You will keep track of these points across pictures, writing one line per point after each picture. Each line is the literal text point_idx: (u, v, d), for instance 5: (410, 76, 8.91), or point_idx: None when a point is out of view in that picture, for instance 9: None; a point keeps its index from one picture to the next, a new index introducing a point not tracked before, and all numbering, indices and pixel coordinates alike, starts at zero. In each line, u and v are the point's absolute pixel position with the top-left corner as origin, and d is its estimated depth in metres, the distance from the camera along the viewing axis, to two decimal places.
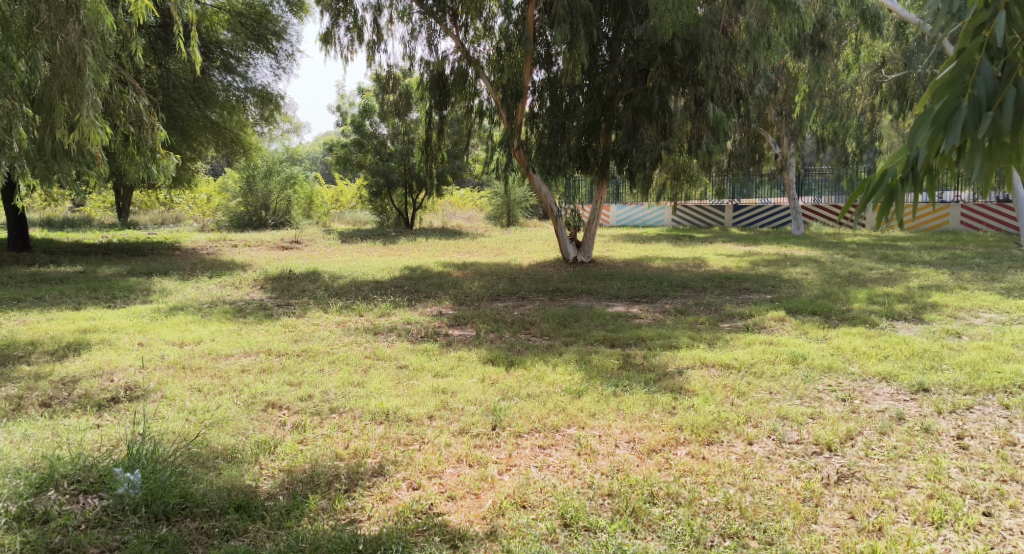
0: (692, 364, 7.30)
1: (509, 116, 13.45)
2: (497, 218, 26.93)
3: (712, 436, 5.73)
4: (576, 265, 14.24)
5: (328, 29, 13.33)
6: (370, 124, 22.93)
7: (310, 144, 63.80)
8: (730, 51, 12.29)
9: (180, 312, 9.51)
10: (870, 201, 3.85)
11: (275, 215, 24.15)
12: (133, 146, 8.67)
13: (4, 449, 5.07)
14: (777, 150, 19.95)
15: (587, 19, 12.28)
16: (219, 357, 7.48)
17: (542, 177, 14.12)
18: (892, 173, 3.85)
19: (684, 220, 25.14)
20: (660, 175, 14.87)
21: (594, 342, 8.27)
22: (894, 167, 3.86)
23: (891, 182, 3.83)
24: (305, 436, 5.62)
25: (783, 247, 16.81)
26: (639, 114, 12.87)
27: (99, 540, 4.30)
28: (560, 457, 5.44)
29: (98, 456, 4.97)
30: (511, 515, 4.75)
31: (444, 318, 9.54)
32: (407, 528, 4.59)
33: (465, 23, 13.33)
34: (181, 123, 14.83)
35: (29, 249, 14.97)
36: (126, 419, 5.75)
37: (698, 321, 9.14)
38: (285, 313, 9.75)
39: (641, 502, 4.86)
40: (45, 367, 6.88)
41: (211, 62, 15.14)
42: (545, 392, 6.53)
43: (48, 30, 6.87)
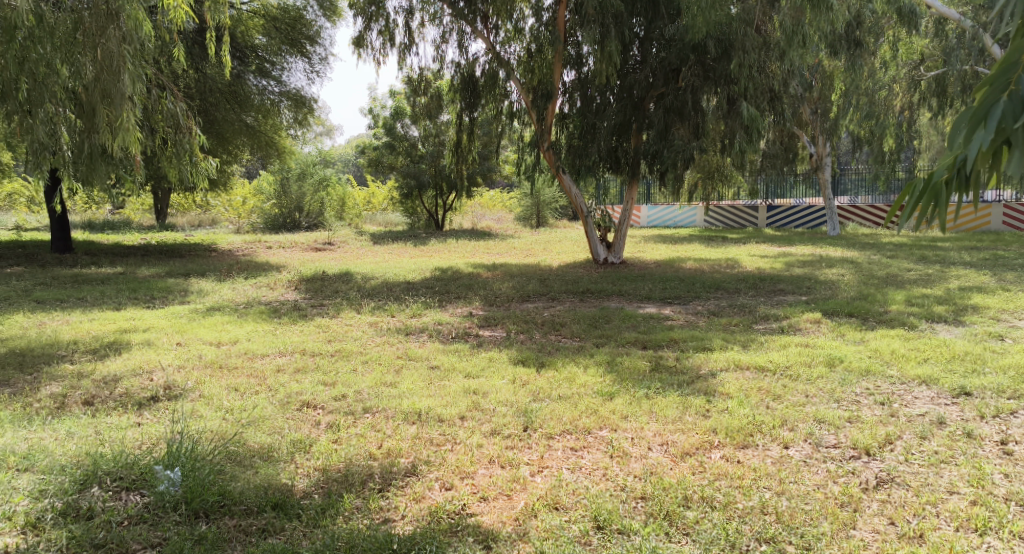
0: (726, 367, 7.23)
1: (539, 117, 13.42)
2: (526, 219, 27.01)
3: (747, 439, 5.67)
4: (607, 265, 14.19)
5: (360, 33, 13.44)
6: (401, 126, 23.13)
7: (343, 149, 64.70)
8: (764, 49, 12.31)
9: (217, 312, 9.65)
10: (917, 202, 3.73)
11: (308, 216, 24.41)
12: (171, 149, 8.76)
13: (50, 446, 5.17)
14: (811, 149, 19.79)
15: (618, 19, 12.25)
16: (255, 357, 7.56)
17: (572, 178, 14.00)
18: (939, 174, 3.74)
19: (717, 220, 24.94)
20: (693, 175, 14.75)
21: (625, 343, 8.24)
22: (942, 169, 3.75)
23: (938, 183, 3.72)
24: (339, 436, 5.65)
25: (818, 247, 16.65)
26: (671, 114, 12.72)
27: (141, 537, 4.36)
28: (592, 460, 5.42)
29: (139, 454, 5.05)
30: (544, 517, 4.74)
31: (476, 318, 9.59)
32: (441, 528, 4.60)
33: (496, 25, 13.36)
34: (217, 127, 15.11)
35: (71, 250, 15.31)
36: (165, 417, 5.84)
37: (732, 322, 9.06)
38: (319, 313, 9.86)
39: (675, 505, 4.82)
40: (87, 366, 7.02)
41: (246, 67, 15.33)
42: (576, 394, 6.51)
43: (91, 38, 7.07)
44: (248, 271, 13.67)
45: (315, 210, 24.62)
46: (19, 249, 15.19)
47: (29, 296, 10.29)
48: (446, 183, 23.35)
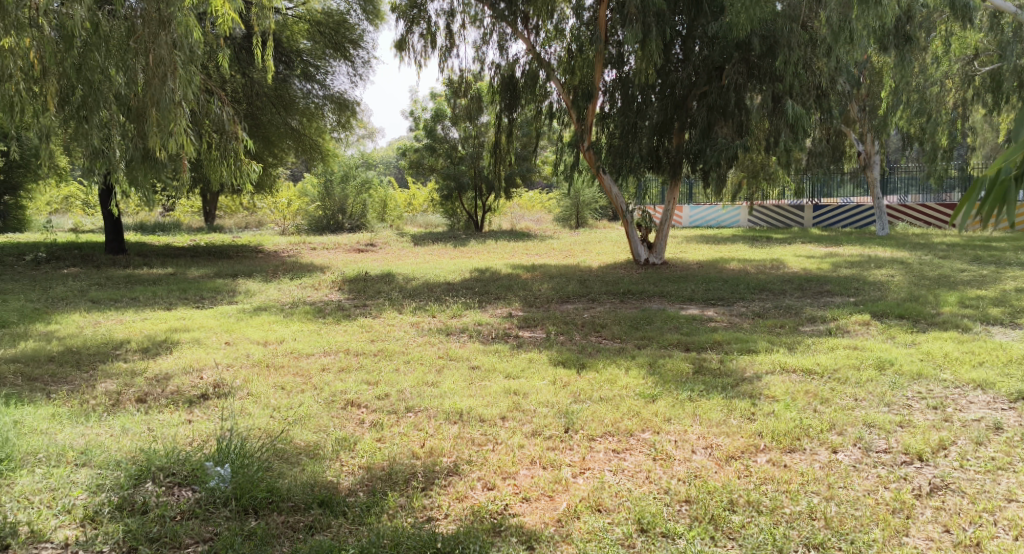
0: (772, 370, 7.11)
1: (579, 117, 13.37)
2: (566, 219, 26.95)
3: (794, 443, 5.58)
4: (648, 266, 14.08)
5: (402, 35, 13.54)
6: (442, 128, 23.25)
7: (384, 151, 65.40)
8: (810, 46, 12.11)
9: (264, 312, 9.79)
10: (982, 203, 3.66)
11: (351, 218, 24.68)
12: (217, 154, 8.91)
13: (106, 442, 5.29)
14: (860, 147, 19.67)
15: (661, 17, 12.15)
16: (301, 356, 7.64)
17: (612, 178, 13.93)
18: (1006, 171, 3.65)
19: (761, 220, 24.62)
20: (737, 175, 14.57)
21: (668, 345, 8.16)
22: (1008, 165, 3.66)
23: (1004, 181, 3.64)
24: (382, 434, 5.69)
25: (867, 248, 16.35)
26: (714, 112, 12.58)
27: (194, 531, 4.43)
28: (635, 462, 5.38)
29: (191, 451, 5.15)
30: (586, 519, 4.71)
31: (515, 319, 9.59)
32: (484, 528, 4.60)
33: (536, 26, 13.35)
34: (263, 130, 15.31)
35: (125, 252, 15.66)
36: (215, 414, 5.94)
37: (778, 324, 8.92)
38: (362, 313, 9.96)
39: (720, 509, 4.76)
40: (140, 364, 7.18)
41: (291, 71, 15.61)
42: (617, 396, 6.47)
43: (143, 44, 7.24)
44: (294, 272, 13.84)
45: (357, 212, 24.87)
46: (75, 251, 15.58)
47: (85, 296, 10.56)
48: (486, 184, 23.38)
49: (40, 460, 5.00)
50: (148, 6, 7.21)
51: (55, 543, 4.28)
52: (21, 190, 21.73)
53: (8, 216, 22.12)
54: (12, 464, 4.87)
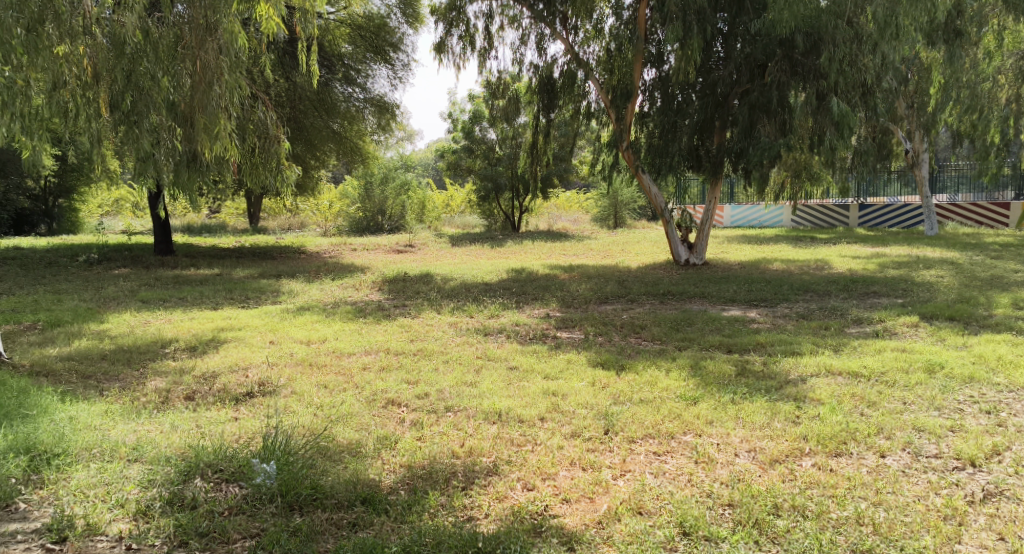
0: (817, 372, 6.99)
1: (619, 117, 13.29)
2: (604, 219, 26.83)
3: (840, 447, 5.47)
4: (688, 267, 13.92)
5: (442, 38, 13.59)
6: (480, 130, 23.30)
7: (422, 153, 66.09)
8: (856, 42, 11.87)
9: (307, 312, 9.89)
10: None
11: (391, 219, 24.83)
12: (260, 158, 9.05)
13: (156, 438, 5.39)
14: (907, 145, 19.07)
15: (702, 15, 12.02)
16: (342, 355, 7.72)
17: (651, 177, 13.80)
18: None
19: (805, 220, 24.25)
20: (779, 174, 14.36)
21: (709, 347, 8.05)
22: None
23: None
24: (423, 433, 5.71)
25: (914, 248, 15.99)
26: (757, 111, 12.42)
27: (241, 527, 4.49)
28: (676, 465, 5.32)
29: (238, 448, 5.23)
30: (627, 521, 4.67)
31: (553, 320, 9.54)
32: (524, 528, 4.59)
33: (575, 26, 13.31)
34: (306, 133, 15.51)
35: (172, 253, 15.96)
36: (260, 412, 6.02)
37: (823, 326, 8.75)
38: (401, 313, 10.01)
39: (765, 513, 4.69)
40: (188, 362, 7.31)
41: (333, 75, 15.77)
42: (658, 398, 6.41)
43: (190, 50, 7.39)
44: (336, 272, 13.95)
45: (396, 213, 25.03)
46: (125, 252, 15.96)
47: (135, 296, 10.78)
48: (523, 185, 23.37)
49: (94, 455, 5.10)
50: (195, 13, 7.34)
51: (109, 536, 4.37)
52: (74, 193, 22.30)
53: (61, 217, 22.72)
54: (68, 459, 4.99)
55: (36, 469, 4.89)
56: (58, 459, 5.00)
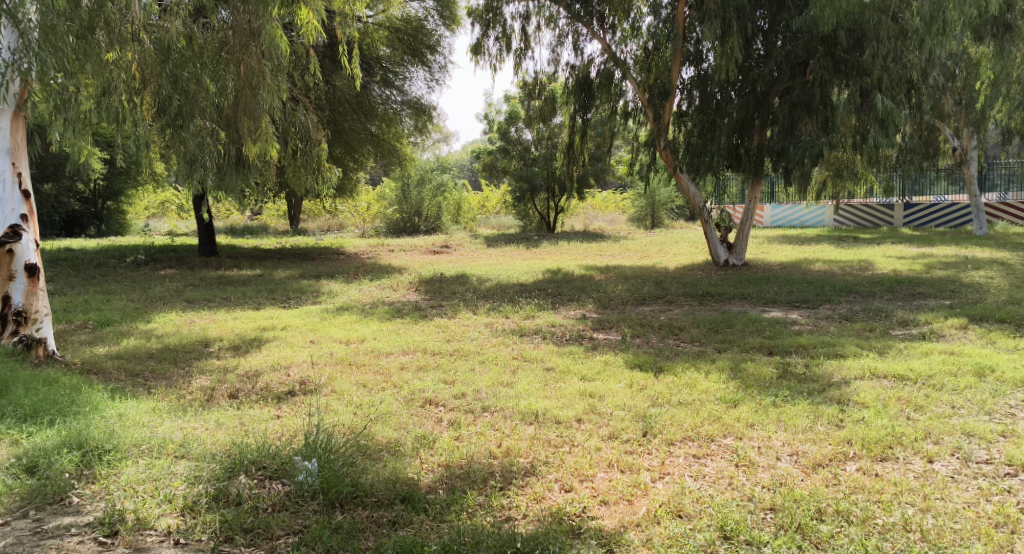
0: (861, 375, 6.84)
1: (656, 116, 13.18)
2: (641, 219, 26.67)
3: (886, 452, 5.36)
4: (727, 267, 13.73)
5: (478, 40, 13.62)
6: (515, 131, 23.32)
7: (459, 155, 66.49)
8: (901, 38, 11.59)
9: (346, 312, 9.97)
10: None
11: (427, 220, 24.96)
12: (302, 160, 9.16)
13: (202, 436, 5.47)
14: (955, 143, 18.82)
15: (741, 13, 11.88)
16: (381, 355, 7.77)
17: (690, 177, 13.67)
18: None
19: (847, 220, 23.82)
20: (821, 174, 14.13)
21: (749, 349, 7.93)
22: None
23: None
24: (460, 433, 5.72)
25: (962, 248, 15.64)
26: (798, 109, 12.24)
27: (284, 523, 4.53)
28: (716, 468, 5.25)
29: (280, 445, 5.29)
30: (667, 524, 4.62)
31: (589, 321, 9.48)
32: (563, 529, 4.56)
33: (612, 25, 13.24)
34: (345, 136, 15.67)
35: (216, 254, 16.21)
36: (302, 411, 6.07)
37: (867, 328, 8.58)
38: (438, 314, 10.06)
39: (808, 518, 4.61)
40: (231, 361, 7.42)
41: (371, 78, 15.93)
42: (697, 400, 6.33)
43: (235, 55, 7.53)
44: (374, 273, 14.01)
45: (433, 214, 25.16)
46: (171, 252, 16.37)
47: (180, 296, 10.97)
48: (558, 186, 23.33)
49: (143, 451, 5.19)
50: (238, 19, 7.47)
51: (158, 530, 4.43)
52: (121, 195, 22.82)
53: (110, 220, 23.25)
54: (118, 455, 5.08)
55: (88, 464, 4.99)
56: (108, 454, 5.09)
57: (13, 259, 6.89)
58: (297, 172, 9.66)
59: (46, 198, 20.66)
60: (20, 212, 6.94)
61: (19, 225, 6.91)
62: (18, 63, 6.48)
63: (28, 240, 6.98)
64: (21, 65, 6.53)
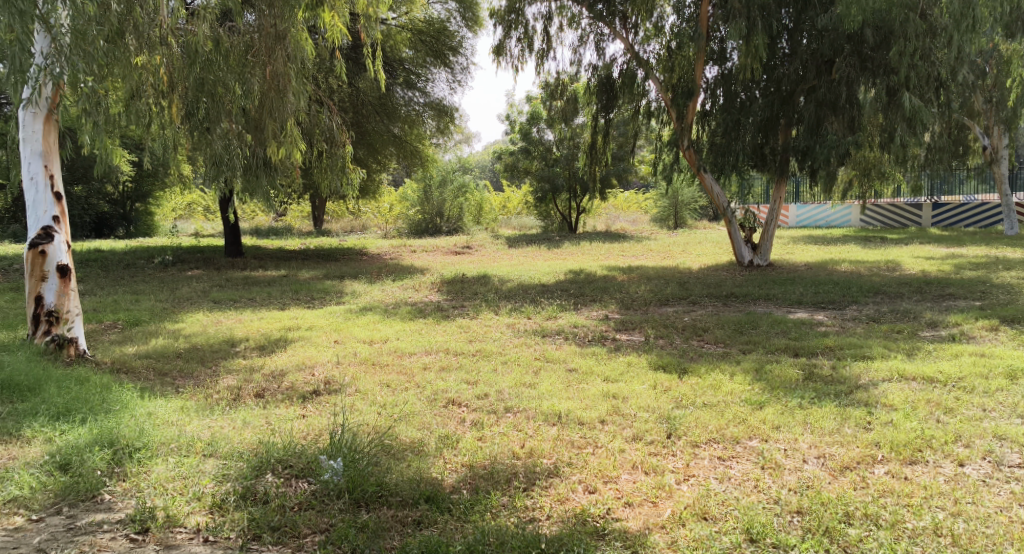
0: (889, 377, 6.76)
1: (679, 116, 13.10)
2: (663, 220, 26.56)
3: (915, 455, 5.29)
4: (752, 268, 13.62)
5: (500, 40, 13.63)
6: (537, 131, 23.31)
7: (480, 157, 66.59)
8: (930, 35, 11.42)
9: (370, 312, 10.03)
10: None
11: (449, 221, 25.03)
12: (326, 162, 9.23)
13: (229, 434, 5.53)
14: (986, 141, 18.57)
15: (766, 11, 11.80)
16: (404, 355, 7.79)
17: (713, 177, 13.59)
18: None
19: (874, 220, 23.53)
20: (847, 173, 13.98)
21: (775, 350, 7.87)
22: None
23: None
24: (483, 433, 5.72)
25: (992, 247, 15.41)
26: (823, 108, 12.13)
27: (311, 522, 4.55)
28: (742, 470, 5.21)
29: (306, 444, 5.33)
30: (692, 527, 4.59)
31: (612, 322, 9.46)
32: (587, 531, 4.54)
33: (635, 25, 13.20)
34: (368, 138, 15.78)
35: (241, 255, 16.36)
36: (327, 410, 6.11)
37: (895, 329, 8.49)
38: (460, 314, 10.08)
39: (836, 521, 4.56)
40: (257, 360, 7.48)
41: (394, 79, 16.02)
42: (722, 401, 6.29)
43: (261, 58, 7.64)
44: (396, 274, 14.08)
45: (454, 215, 25.22)
46: (198, 253, 16.62)
47: (206, 297, 11.09)
48: (580, 187, 23.29)
49: (172, 450, 5.25)
50: (264, 22, 7.56)
51: (188, 528, 4.47)
52: (149, 197, 23.10)
53: (138, 221, 23.56)
54: (148, 453, 5.14)
55: (119, 462, 5.05)
56: (139, 452, 5.15)
57: (45, 260, 7.00)
58: (323, 173, 9.71)
59: (76, 200, 20.98)
60: (53, 213, 7.07)
61: (53, 225, 7.05)
62: (50, 68, 6.49)
63: (60, 241, 7.08)
64: (53, 68, 6.47)
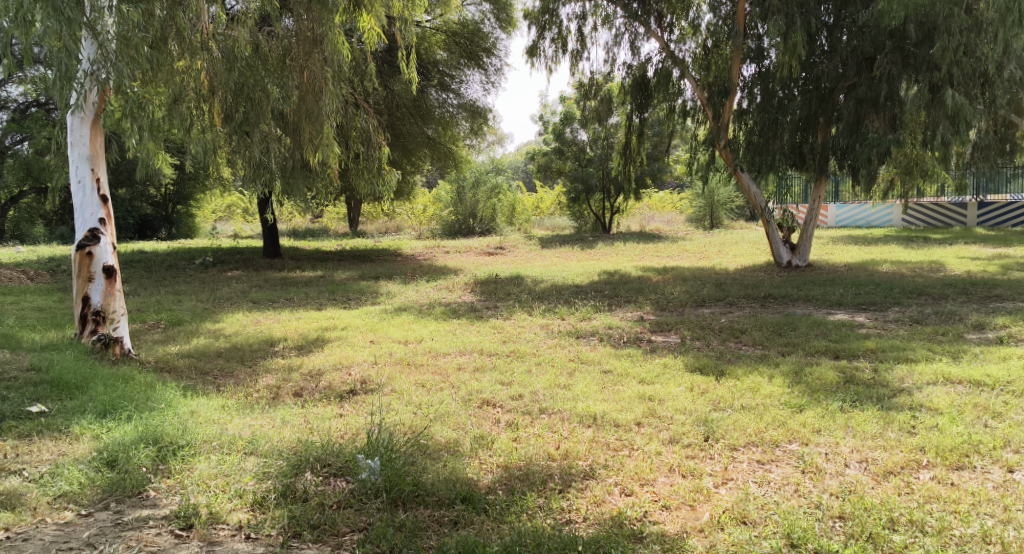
0: (934, 381, 6.62)
1: (716, 115, 12.98)
2: (699, 220, 26.35)
3: (962, 460, 5.17)
4: (790, 268, 13.44)
5: (534, 41, 13.62)
6: (571, 131, 23.24)
7: (513, 157, 66.53)
8: (975, 30, 11.14)
9: (405, 312, 10.09)
10: None
11: (482, 222, 25.08)
12: (362, 164, 9.27)
13: (269, 433, 5.59)
14: None
15: (805, 8, 11.63)
16: (438, 355, 7.81)
17: (751, 177, 13.44)
18: None
19: (916, 219, 23.10)
20: (889, 172, 13.72)
21: (814, 352, 7.75)
22: None
23: None
24: (518, 435, 5.71)
25: None
26: (864, 105, 11.91)
27: (349, 520, 4.58)
28: (782, 474, 5.13)
29: (344, 443, 5.36)
30: (731, 531, 4.53)
31: (647, 323, 9.37)
32: (624, 533, 4.50)
33: (671, 23, 13.10)
34: (403, 140, 15.86)
35: (278, 255, 16.55)
36: (364, 409, 6.15)
37: (940, 332, 8.30)
38: (494, 315, 10.09)
39: (880, 527, 4.47)
40: (296, 359, 7.56)
41: (429, 81, 16.09)
42: (761, 405, 6.20)
43: (298, 61, 7.72)
44: (430, 274, 14.14)
45: (487, 216, 25.25)
46: (237, 254, 16.84)
47: (246, 297, 11.25)
48: (613, 187, 23.17)
49: (214, 447, 5.32)
50: (302, 26, 7.63)
51: (230, 524, 4.53)
52: (190, 199, 23.46)
53: (179, 223, 23.95)
54: (190, 451, 5.22)
55: (163, 459, 5.13)
56: (182, 450, 5.23)
57: (92, 261, 7.13)
58: (359, 175, 9.75)
59: (121, 203, 21.43)
60: (99, 216, 7.21)
61: (98, 228, 7.17)
62: (96, 73, 6.62)
63: (106, 243, 7.21)
64: (99, 74, 6.68)
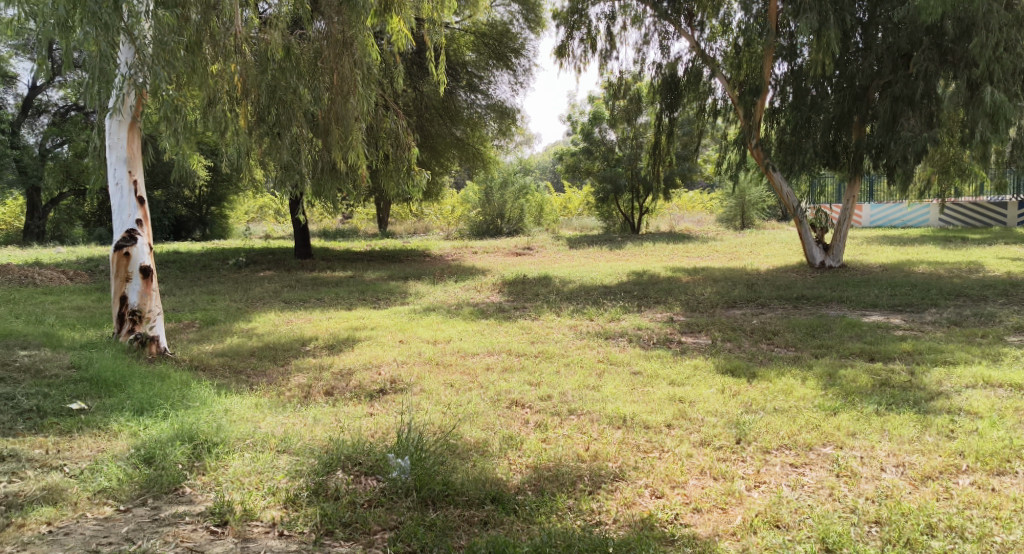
0: (973, 384, 6.49)
1: (747, 114, 12.86)
2: (729, 220, 26.12)
3: (1003, 465, 5.06)
4: (823, 269, 13.26)
5: (563, 41, 13.58)
6: (599, 131, 23.15)
7: (540, 157, 66.39)
8: (1016, 26, 10.90)
9: (433, 312, 10.12)
10: None
11: (509, 223, 25.07)
12: (392, 164, 9.29)
13: (301, 431, 5.62)
14: None
15: (839, 5, 11.47)
16: (467, 355, 7.81)
17: (782, 176, 13.30)
18: None
19: (954, 219, 22.72)
20: (925, 171, 13.46)
21: (848, 354, 7.63)
22: None
23: None
24: (548, 436, 5.69)
25: None
26: (899, 103, 11.71)
27: (381, 519, 4.59)
28: (816, 478, 5.06)
29: (374, 442, 5.37)
30: (764, 535, 4.48)
31: (677, 325, 9.29)
32: (656, 536, 4.47)
33: (701, 22, 12.98)
34: (431, 141, 15.90)
35: (309, 256, 16.68)
36: (393, 409, 6.16)
37: (978, 334, 8.14)
38: (523, 315, 10.08)
39: (918, 533, 4.39)
40: (326, 359, 7.61)
41: (457, 82, 16.13)
42: (794, 407, 6.11)
43: (330, 64, 7.77)
44: (459, 275, 14.17)
45: (515, 216, 25.23)
46: (268, 254, 17.02)
47: (277, 297, 11.35)
48: (643, 187, 23.06)
49: (248, 445, 5.37)
50: (333, 29, 7.67)
51: (263, 521, 4.57)
52: (223, 200, 23.74)
53: (212, 224, 24.25)
54: (225, 448, 5.28)
55: (199, 456, 5.19)
56: (217, 447, 5.29)
57: (129, 261, 7.24)
58: (389, 176, 9.79)
59: (156, 204, 21.74)
60: (136, 217, 7.32)
61: (136, 229, 7.27)
62: (133, 77, 6.72)
63: (143, 243, 7.31)
64: (136, 78, 6.77)
